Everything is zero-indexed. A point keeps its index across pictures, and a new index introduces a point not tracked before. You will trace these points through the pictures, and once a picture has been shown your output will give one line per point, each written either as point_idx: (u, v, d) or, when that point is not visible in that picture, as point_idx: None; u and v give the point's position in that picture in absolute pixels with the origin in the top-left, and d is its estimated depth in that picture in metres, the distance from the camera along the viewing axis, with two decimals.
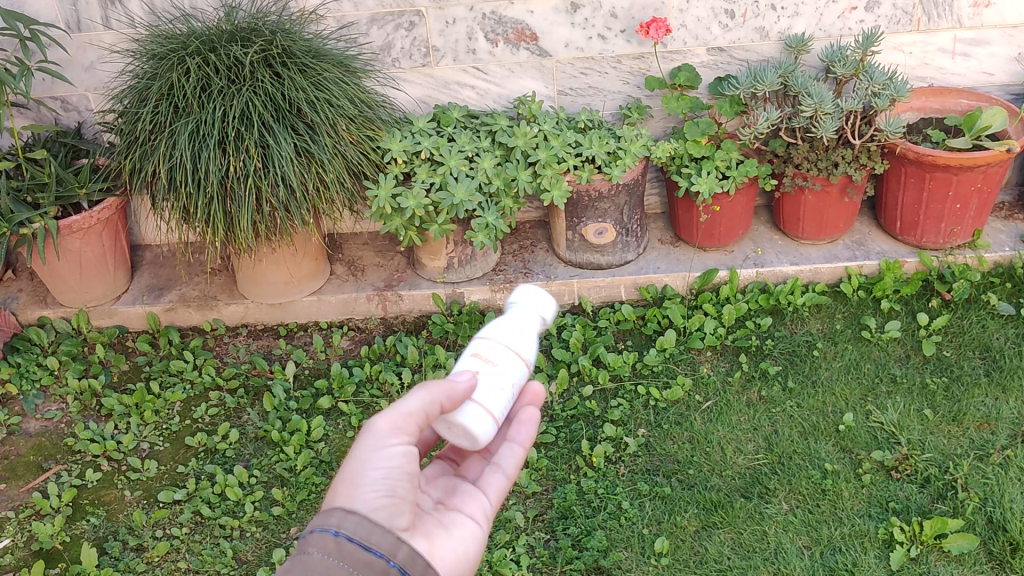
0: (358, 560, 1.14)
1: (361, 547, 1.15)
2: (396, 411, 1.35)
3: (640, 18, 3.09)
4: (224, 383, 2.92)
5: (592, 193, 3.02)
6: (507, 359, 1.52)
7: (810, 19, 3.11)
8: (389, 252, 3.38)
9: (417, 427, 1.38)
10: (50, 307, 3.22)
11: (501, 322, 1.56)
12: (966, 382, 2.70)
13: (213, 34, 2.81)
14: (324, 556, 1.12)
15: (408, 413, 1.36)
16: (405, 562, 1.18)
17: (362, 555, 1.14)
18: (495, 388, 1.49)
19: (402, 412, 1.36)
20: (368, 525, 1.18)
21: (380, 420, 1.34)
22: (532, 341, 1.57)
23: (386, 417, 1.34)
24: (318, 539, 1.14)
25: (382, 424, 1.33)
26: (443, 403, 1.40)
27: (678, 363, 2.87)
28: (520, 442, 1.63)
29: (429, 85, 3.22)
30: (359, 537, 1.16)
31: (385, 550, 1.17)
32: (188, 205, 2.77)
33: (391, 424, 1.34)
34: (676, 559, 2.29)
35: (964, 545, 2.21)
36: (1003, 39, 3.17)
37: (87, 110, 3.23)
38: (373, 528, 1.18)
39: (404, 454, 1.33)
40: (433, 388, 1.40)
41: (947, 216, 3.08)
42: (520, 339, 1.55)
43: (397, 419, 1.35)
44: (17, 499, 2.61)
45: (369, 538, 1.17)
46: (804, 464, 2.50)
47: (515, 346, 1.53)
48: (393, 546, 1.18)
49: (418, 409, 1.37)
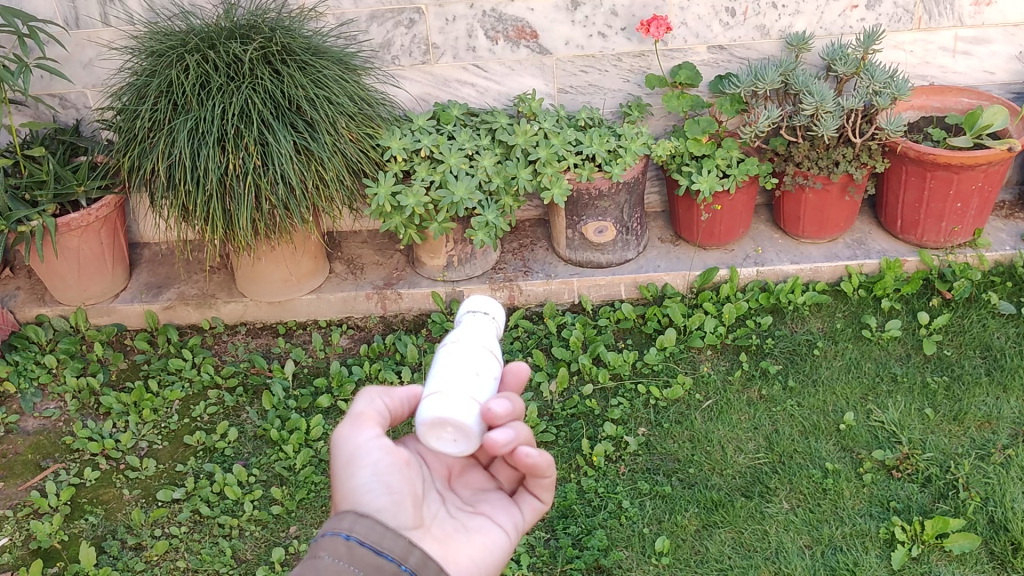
0: (368, 563, 1.17)
1: (373, 552, 1.19)
2: (351, 415, 1.43)
3: (641, 15, 3.09)
4: (223, 382, 2.91)
5: (592, 191, 3.01)
6: (452, 345, 1.44)
7: (810, 17, 3.10)
8: (388, 250, 3.37)
9: (381, 421, 1.44)
10: (48, 305, 3.21)
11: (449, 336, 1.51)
12: (967, 380, 2.69)
13: (212, 31, 2.80)
14: (335, 560, 1.15)
15: (362, 413, 1.43)
16: (417, 566, 1.21)
17: (372, 559, 1.18)
18: (451, 369, 1.39)
19: (356, 414, 1.43)
20: (378, 529, 1.22)
21: (343, 427, 1.42)
22: (479, 328, 1.48)
23: (347, 423, 1.42)
24: (329, 542, 1.17)
25: (346, 431, 1.41)
26: (387, 400, 1.48)
27: (678, 361, 2.86)
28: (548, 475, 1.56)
29: (429, 82, 3.21)
30: (369, 540, 1.20)
31: (397, 554, 1.20)
32: (187, 202, 2.76)
33: (354, 427, 1.42)
34: (676, 559, 2.28)
35: (966, 545, 2.21)
36: (1003, 37, 3.16)
37: (86, 108, 3.22)
38: (383, 533, 1.22)
39: (380, 447, 1.39)
40: (374, 389, 1.47)
41: (948, 215, 3.07)
42: (475, 333, 1.46)
43: (355, 421, 1.42)
44: (14, 498, 2.59)
45: (379, 542, 1.20)
46: (805, 463, 2.49)
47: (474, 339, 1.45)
48: (404, 550, 1.21)
49: (366, 407, 1.43)
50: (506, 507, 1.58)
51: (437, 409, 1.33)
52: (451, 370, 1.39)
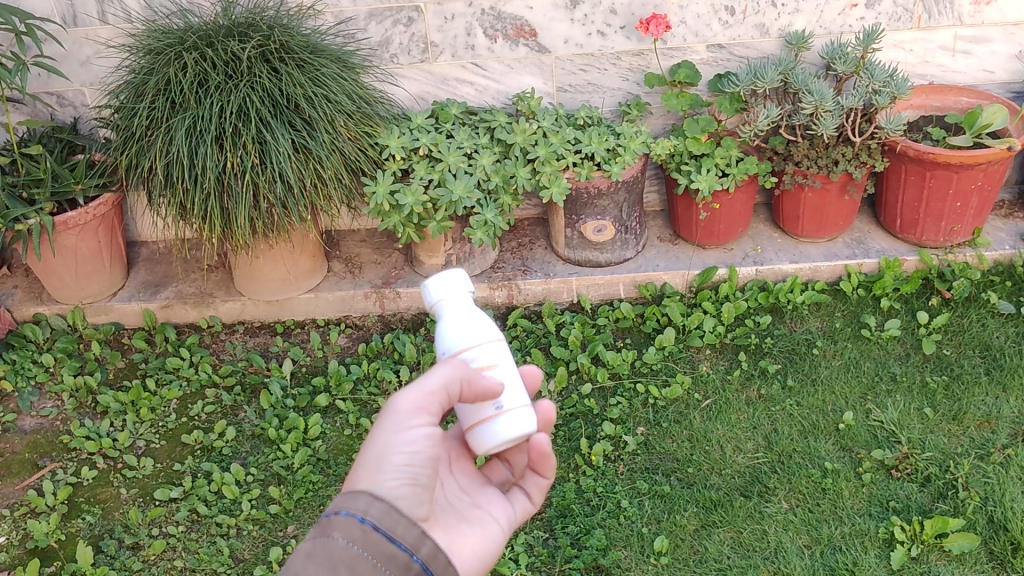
0: (381, 551, 1.19)
1: (386, 539, 1.20)
2: (419, 388, 1.38)
3: (640, 14, 3.08)
4: (221, 381, 2.91)
5: (591, 190, 3.00)
6: (493, 351, 1.50)
7: (810, 16, 3.09)
8: (387, 249, 3.37)
9: (440, 406, 1.41)
10: (45, 304, 3.20)
11: (449, 325, 1.51)
12: (967, 380, 2.69)
13: (210, 29, 2.79)
14: (348, 544, 1.17)
15: (430, 391, 1.39)
16: (427, 558, 1.22)
17: (386, 547, 1.19)
18: (512, 382, 1.51)
19: (424, 390, 1.38)
20: (392, 516, 1.23)
21: (403, 399, 1.38)
22: (483, 315, 1.53)
23: (410, 396, 1.38)
24: (342, 524, 1.19)
25: (406, 405, 1.37)
26: (464, 385, 1.44)
27: (678, 360, 2.85)
28: (544, 474, 1.65)
29: (428, 81, 3.20)
30: (383, 527, 1.21)
31: (410, 544, 1.21)
32: (185, 200, 2.75)
33: (414, 403, 1.38)
34: (675, 558, 2.28)
35: (965, 544, 2.21)
36: (1003, 36, 3.16)
37: (83, 106, 3.21)
38: (397, 519, 1.23)
39: (426, 437, 1.38)
40: (455, 367, 1.42)
41: (947, 214, 3.07)
42: (487, 329, 1.52)
43: (420, 397, 1.38)
44: (11, 497, 2.59)
45: (393, 530, 1.21)
46: (804, 463, 2.49)
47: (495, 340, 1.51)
48: (416, 540, 1.22)
49: (440, 388, 1.39)
50: (502, 500, 1.60)
51: (519, 432, 1.50)
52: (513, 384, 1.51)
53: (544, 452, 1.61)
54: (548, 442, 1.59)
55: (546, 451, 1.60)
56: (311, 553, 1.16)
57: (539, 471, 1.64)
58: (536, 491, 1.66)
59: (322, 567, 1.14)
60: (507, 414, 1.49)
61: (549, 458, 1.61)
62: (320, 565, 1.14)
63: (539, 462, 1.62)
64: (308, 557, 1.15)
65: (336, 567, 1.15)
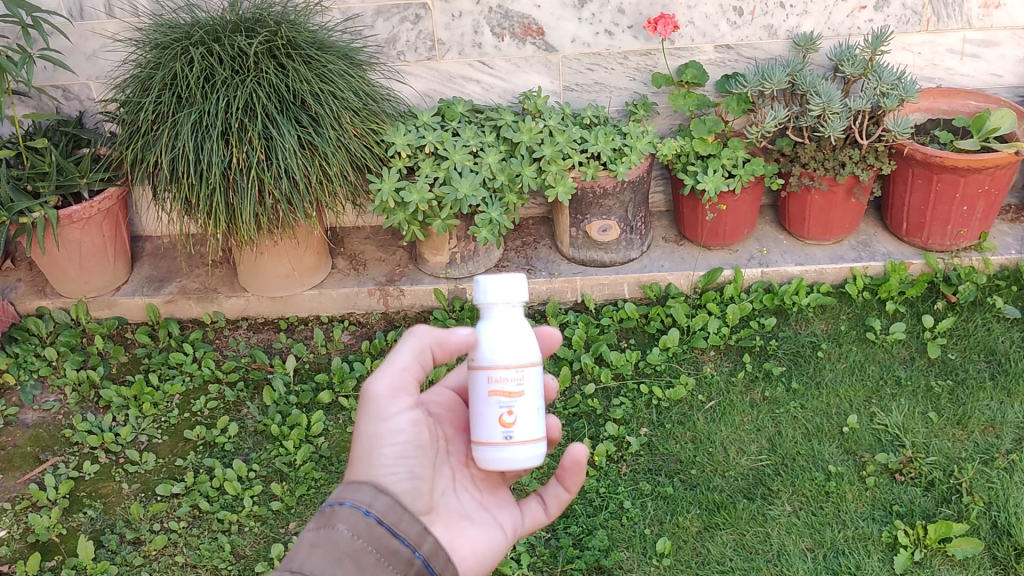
0: (386, 545, 1.21)
1: (390, 533, 1.23)
2: (392, 368, 1.42)
3: (648, 14, 3.07)
4: (224, 376, 2.90)
5: (597, 189, 2.99)
6: (526, 377, 1.42)
7: (818, 18, 3.09)
8: (391, 246, 3.36)
9: (413, 381, 1.44)
10: (49, 297, 3.19)
11: (492, 335, 1.43)
12: (971, 385, 2.68)
13: (216, 24, 2.78)
14: (353, 537, 1.19)
15: (402, 368, 1.42)
16: (428, 555, 1.27)
17: (390, 542, 1.22)
18: (533, 412, 1.43)
19: (397, 368, 1.42)
20: (396, 511, 1.27)
21: (380, 383, 1.41)
22: (529, 334, 1.45)
23: (385, 378, 1.41)
24: (347, 516, 1.21)
25: (381, 387, 1.40)
26: (436, 348, 1.46)
27: (681, 362, 2.84)
28: (567, 488, 1.61)
29: (435, 79, 3.19)
30: (387, 521, 1.24)
31: (412, 540, 1.25)
32: (190, 196, 2.74)
33: (391, 386, 1.41)
34: (678, 560, 2.27)
35: (968, 549, 2.20)
36: (1012, 41, 3.15)
37: (89, 99, 3.21)
38: (400, 515, 1.27)
39: (409, 420, 1.41)
40: (422, 337, 1.45)
41: (954, 217, 3.05)
42: (524, 351, 1.42)
43: (395, 378, 1.41)
44: (13, 491, 2.58)
45: (396, 525, 1.25)
46: (808, 465, 2.48)
47: (530, 361, 1.43)
48: (419, 537, 1.27)
49: (410, 362, 1.43)
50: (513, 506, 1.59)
51: (521, 463, 1.43)
52: (535, 417, 1.43)
53: (579, 462, 1.55)
54: (587, 451, 1.54)
55: (582, 462, 1.55)
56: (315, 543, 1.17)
57: (564, 483, 1.60)
58: (555, 502, 1.63)
59: (328, 557, 1.15)
60: (530, 442, 1.43)
61: (583, 468, 1.56)
62: (325, 556, 1.16)
63: (568, 474, 1.57)
64: (313, 546, 1.16)
65: (342, 559, 1.16)
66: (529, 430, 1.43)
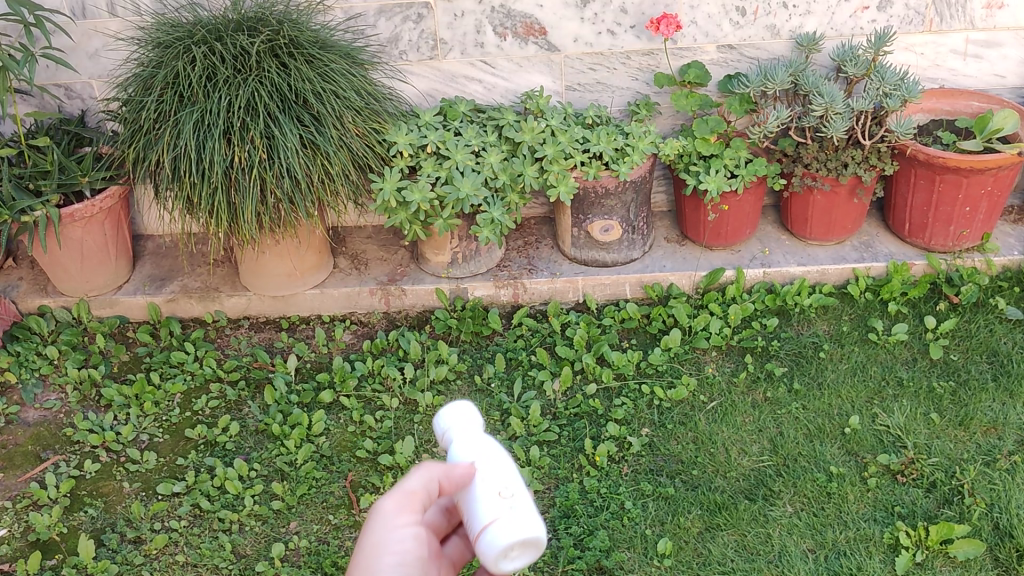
0: None
1: None
2: (400, 490, 1.31)
3: (651, 14, 3.07)
4: (225, 375, 2.90)
5: (599, 189, 2.99)
6: (503, 463, 1.34)
7: (821, 18, 3.08)
8: (393, 246, 3.36)
9: (421, 505, 1.32)
10: (50, 296, 3.19)
11: (461, 449, 1.38)
12: (973, 386, 2.67)
13: (219, 23, 2.78)
14: None
15: (410, 490, 1.31)
16: None
17: None
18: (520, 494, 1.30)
19: (404, 491, 1.31)
20: None
21: (386, 501, 1.30)
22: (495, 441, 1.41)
23: (393, 497, 1.30)
24: None
25: (389, 506, 1.29)
26: (442, 480, 1.32)
27: (683, 362, 2.84)
28: None
29: (436, 79, 3.19)
30: None
31: None
32: (192, 194, 2.74)
33: (397, 504, 1.30)
34: (679, 561, 2.27)
35: (970, 551, 2.19)
36: (1015, 41, 3.14)
37: (91, 98, 3.21)
38: None
39: (413, 538, 1.28)
40: (432, 465, 1.33)
41: (956, 218, 3.05)
42: (493, 447, 1.37)
43: (402, 499, 1.30)
44: (14, 489, 2.58)
45: None
46: (809, 466, 2.48)
47: (502, 453, 1.36)
48: None
49: (419, 486, 1.31)
50: None
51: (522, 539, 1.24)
52: (524, 500, 1.30)
53: None
54: None
55: None
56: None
57: None
58: None
59: None
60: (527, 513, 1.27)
61: None
62: None
63: None
64: None
65: None
66: (523, 511, 1.28)
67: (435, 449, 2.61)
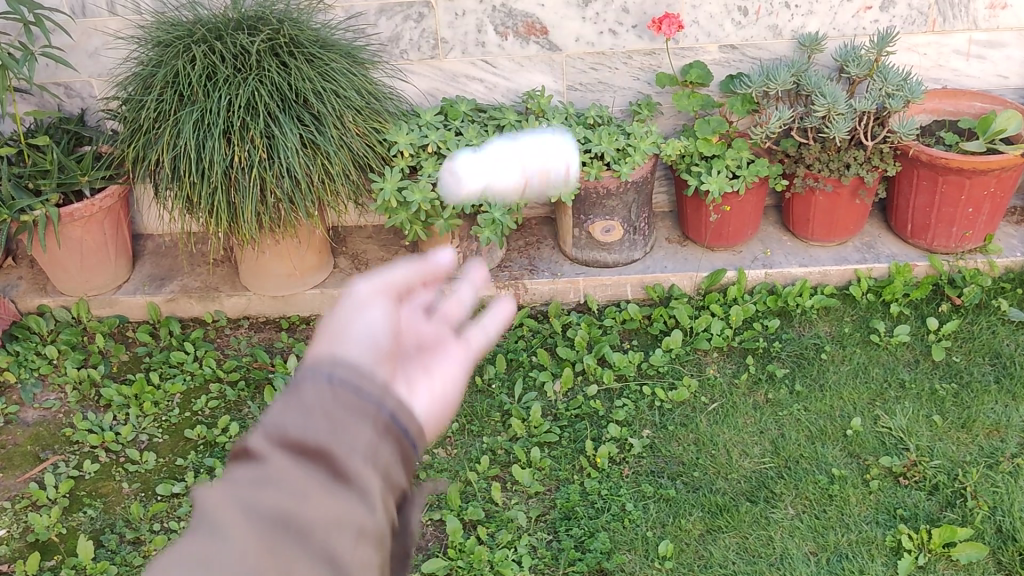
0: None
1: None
2: (377, 274, 0.90)
3: (652, 13, 3.05)
4: (225, 375, 2.89)
5: (600, 189, 2.98)
6: None
7: (823, 18, 3.07)
8: (394, 246, 3.35)
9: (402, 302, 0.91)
10: (50, 295, 3.19)
11: None
12: (976, 388, 2.66)
13: (219, 22, 2.77)
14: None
15: (392, 278, 0.90)
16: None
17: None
18: None
19: (385, 277, 0.90)
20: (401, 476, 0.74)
21: (358, 284, 0.86)
22: None
23: (367, 278, 0.88)
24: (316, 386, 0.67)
25: (364, 285, 0.86)
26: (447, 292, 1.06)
27: (684, 363, 2.83)
28: None
29: (437, 78, 3.18)
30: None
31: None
32: (192, 194, 2.73)
33: (372, 288, 0.87)
34: (680, 563, 2.26)
35: (973, 554, 2.18)
36: (1018, 42, 3.12)
37: (91, 97, 3.20)
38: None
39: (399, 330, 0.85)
40: (420, 260, 0.95)
41: (959, 219, 3.04)
42: None
43: (386, 277, 0.90)
44: (12, 489, 2.57)
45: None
46: (811, 468, 2.47)
47: None
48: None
49: (406, 273, 0.92)
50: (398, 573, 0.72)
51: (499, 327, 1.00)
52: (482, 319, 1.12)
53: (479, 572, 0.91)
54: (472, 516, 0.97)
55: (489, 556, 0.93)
56: (206, 545, 0.60)
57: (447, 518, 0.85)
58: None
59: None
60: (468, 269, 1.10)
61: None
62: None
63: None
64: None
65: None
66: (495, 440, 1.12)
67: (435, 451, 2.61)
